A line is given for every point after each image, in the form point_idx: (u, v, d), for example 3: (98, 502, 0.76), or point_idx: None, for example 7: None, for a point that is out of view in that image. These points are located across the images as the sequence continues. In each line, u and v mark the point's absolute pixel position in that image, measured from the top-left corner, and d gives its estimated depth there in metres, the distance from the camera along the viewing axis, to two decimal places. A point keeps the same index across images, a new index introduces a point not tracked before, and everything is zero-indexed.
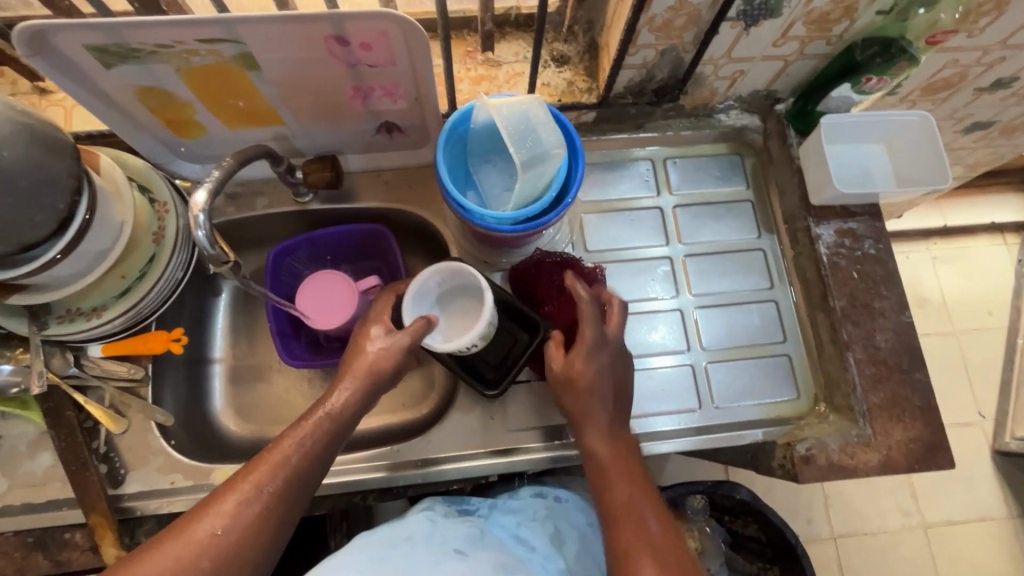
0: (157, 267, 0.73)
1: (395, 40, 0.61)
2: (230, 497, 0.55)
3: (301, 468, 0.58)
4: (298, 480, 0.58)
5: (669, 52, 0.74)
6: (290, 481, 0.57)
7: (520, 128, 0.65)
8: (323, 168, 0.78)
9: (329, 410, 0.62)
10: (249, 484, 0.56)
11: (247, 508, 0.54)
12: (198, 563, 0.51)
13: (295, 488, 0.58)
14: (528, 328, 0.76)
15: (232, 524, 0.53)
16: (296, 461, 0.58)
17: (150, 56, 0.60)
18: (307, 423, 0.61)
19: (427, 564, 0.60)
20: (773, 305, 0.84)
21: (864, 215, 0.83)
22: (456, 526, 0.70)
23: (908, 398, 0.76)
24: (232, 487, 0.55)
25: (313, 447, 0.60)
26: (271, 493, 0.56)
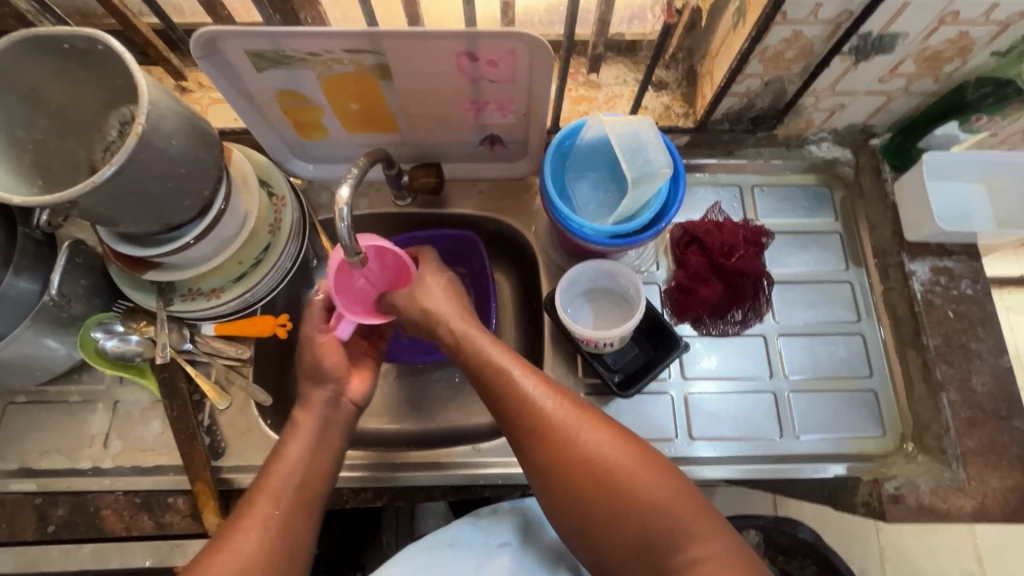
0: (272, 255, 0.78)
1: (522, 58, 0.65)
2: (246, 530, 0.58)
3: (298, 485, 0.62)
4: (302, 497, 0.62)
5: (774, 82, 0.76)
6: (300, 500, 0.62)
7: (631, 146, 0.68)
8: (428, 174, 0.83)
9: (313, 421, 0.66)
10: (262, 511, 0.59)
11: (268, 535, 0.58)
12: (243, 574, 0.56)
13: (310, 495, 0.63)
14: (665, 347, 0.79)
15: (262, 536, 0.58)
16: (302, 461, 0.63)
17: (298, 62, 0.65)
18: (289, 452, 0.64)
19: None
20: (859, 338, 0.83)
21: (961, 255, 0.82)
22: (498, 521, 0.71)
23: (1005, 445, 0.73)
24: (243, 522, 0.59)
25: (302, 463, 0.63)
26: (283, 514, 0.60)
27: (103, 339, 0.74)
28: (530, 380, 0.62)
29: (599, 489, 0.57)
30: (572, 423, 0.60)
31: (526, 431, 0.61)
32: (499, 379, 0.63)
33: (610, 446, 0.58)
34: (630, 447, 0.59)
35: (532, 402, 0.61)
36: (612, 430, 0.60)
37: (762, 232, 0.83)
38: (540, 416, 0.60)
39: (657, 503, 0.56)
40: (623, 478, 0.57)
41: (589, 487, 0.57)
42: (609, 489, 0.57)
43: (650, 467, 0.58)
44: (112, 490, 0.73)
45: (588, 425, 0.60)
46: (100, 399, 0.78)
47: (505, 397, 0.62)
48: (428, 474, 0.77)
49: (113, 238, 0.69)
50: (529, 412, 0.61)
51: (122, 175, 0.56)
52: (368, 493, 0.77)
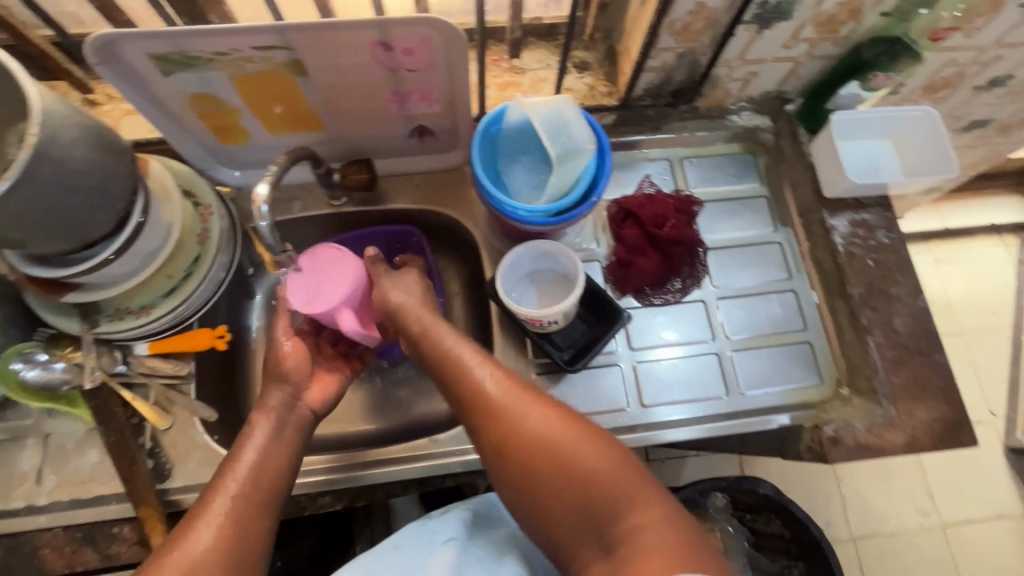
0: (202, 266, 0.76)
1: (436, 44, 0.66)
2: (199, 520, 0.55)
3: (257, 477, 0.60)
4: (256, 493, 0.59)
5: (687, 54, 0.78)
6: (257, 492, 0.59)
7: (553, 123, 0.69)
8: (360, 171, 0.82)
9: (269, 423, 0.64)
10: (220, 499, 0.57)
11: (221, 528, 0.55)
12: None
13: (269, 494, 0.60)
14: (609, 319, 0.82)
15: (216, 538, 0.54)
16: (258, 464, 0.61)
17: (207, 63, 0.64)
18: (250, 441, 0.63)
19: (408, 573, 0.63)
20: (792, 295, 0.87)
21: (876, 207, 0.87)
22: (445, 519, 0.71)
23: (928, 379, 0.78)
24: (198, 512, 0.56)
25: (261, 458, 0.61)
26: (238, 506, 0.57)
27: (26, 371, 0.71)
28: (486, 368, 0.64)
29: (546, 466, 0.58)
30: (521, 405, 0.60)
31: (480, 416, 0.61)
32: (452, 368, 0.64)
33: (556, 428, 0.58)
34: (578, 427, 0.59)
35: (484, 390, 0.62)
36: (561, 412, 0.60)
37: (693, 201, 0.86)
38: (490, 403, 0.61)
39: (599, 476, 0.56)
40: (569, 457, 0.57)
41: (536, 466, 0.58)
42: (556, 468, 0.57)
43: (595, 445, 0.58)
44: (51, 527, 0.70)
45: (536, 408, 0.60)
46: (29, 434, 0.73)
47: (458, 381, 0.63)
48: (381, 471, 0.76)
49: (24, 261, 0.66)
50: (479, 396, 0.62)
51: (21, 192, 0.53)
52: (326, 497, 0.76)
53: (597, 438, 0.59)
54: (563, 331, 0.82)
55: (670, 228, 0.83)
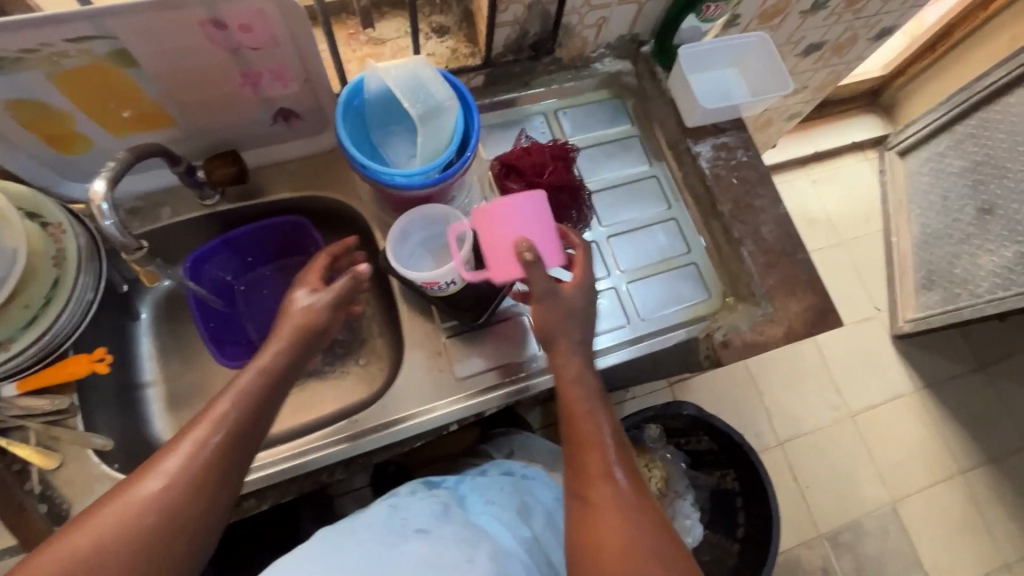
0: (63, 289, 0.70)
1: (274, 18, 0.64)
2: (171, 460, 0.51)
3: (237, 427, 0.56)
4: (234, 446, 0.55)
5: (535, 5, 0.81)
6: (233, 442, 0.55)
7: (411, 85, 0.70)
8: (225, 163, 0.79)
9: (262, 367, 0.60)
10: (191, 436, 0.53)
11: (190, 473, 0.51)
12: (142, 517, 0.48)
13: (248, 446, 0.56)
14: None
15: (180, 476, 0.51)
16: (243, 411, 0.57)
17: (15, 64, 0.58)
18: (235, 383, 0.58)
19: (386, 548, 0.61)
20: (674, 222, 0.93)
21: (733, 130, 0.95)
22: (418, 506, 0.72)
23: (796, 274, 0.87)
24: (170, 453, 0.52)
25: (241, 404, 0.57)
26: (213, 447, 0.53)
27: None
28: (608, 435, 0.64)
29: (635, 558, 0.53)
30: (634, 489, 0.59)
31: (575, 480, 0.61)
32: (582, 430, 0.64)
33: (662, 532, 0.55)
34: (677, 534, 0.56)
35: (601, 451, 0.62)
36: (668, 519, 0.57)
37: (568, 149, 0.89)
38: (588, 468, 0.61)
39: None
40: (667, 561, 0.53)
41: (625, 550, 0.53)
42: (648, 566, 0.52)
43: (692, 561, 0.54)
44: None
45: (638, 501, 0.58)
46: None
47: (577, 439, 0.64)
48: (310, 461, 0.75)
49: None
50: (593, 457, 0.61)
51: None
52: (249, 500, 0.74)
53: (654, 519, 0.56)
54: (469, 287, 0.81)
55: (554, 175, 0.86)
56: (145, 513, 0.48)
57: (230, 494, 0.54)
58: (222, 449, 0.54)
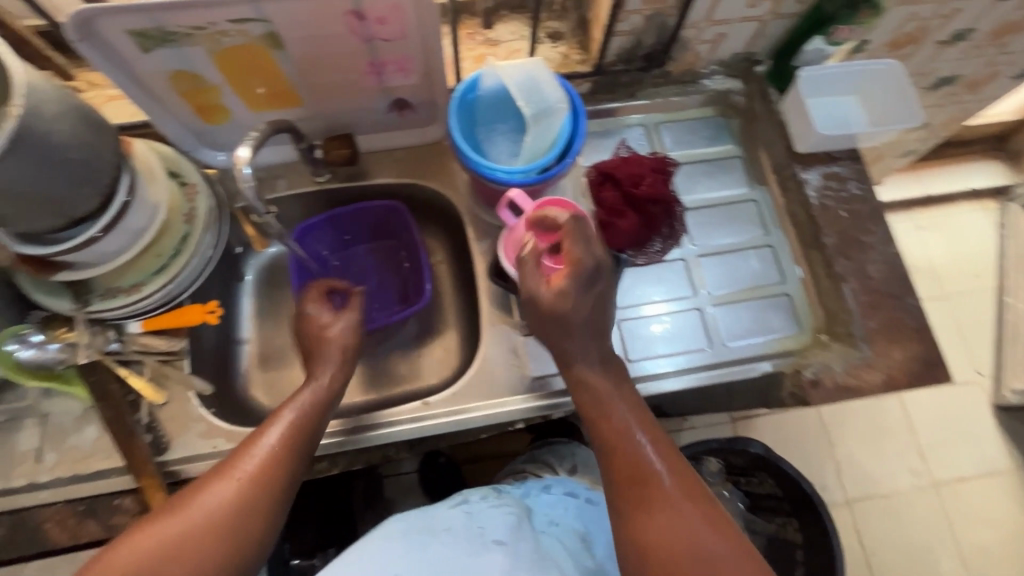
0: (191, 244, 0.77)
1: (408, 13, 0.68)
2: (250, 455, 0.58)
3: (303, 431, 0.62)
4: (299, 445, 0.61)
5: (654, 16, 0.80)
6: (301, 441, 0.62)
7: (527, 85, 0.72)
8: (342, 145, 0.84)
9: (310, 404, 0.65)
10: (250, 461, 0.57)
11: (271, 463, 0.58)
12: (196, 533, 0.51)
13: (291, 481, 0.59)
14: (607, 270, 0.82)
15: (232, 502, 0.54)
16: (288, 448, 0.60)
17: (184, 39, 0.65)
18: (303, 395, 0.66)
19: (464, 557, 0.64)
20: (770, 249, 0.90)
21: (847, 160, 0.89)
22: (494, 513, 0.73)
23: (903, 320, 0.81)
24: (250, 452, 0.58)
25: (309, 413, 0.64)
26: (290, 441, 0.60)
27: (20, 350, 0.71)
28: (649, 441, 0.60)
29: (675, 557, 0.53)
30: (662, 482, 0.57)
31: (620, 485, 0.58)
32: (607, 427, 0.62)
33: (698, 515, 0.55)
34: (715, 518, 0.55)
35: (629, 456, 0.59)
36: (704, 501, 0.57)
37: (668, 162, 0.87)
38: (631, 468, 0.58)
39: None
40: (706, 552, 0.53)
41: (668, 550, 0.53)
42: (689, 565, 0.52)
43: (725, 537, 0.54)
44: (53, 502, 0.70)
45: (681, 504, 0.56)
46: (27, 415, 0.74)
47: (612, 446, 0.60)
48: (378, 435, 0.77)
49: (10, 238, 0.66)
50: (621, 463, 0.59)
51: (7, 163, 0.55)
52: (322, 463, 0.78)
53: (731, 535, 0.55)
54: None
55: (666, 189, 0.84)
56: (202, 531, 0.52)
57: (274, 522, 0.57)
58: (273, 477, 0.57)
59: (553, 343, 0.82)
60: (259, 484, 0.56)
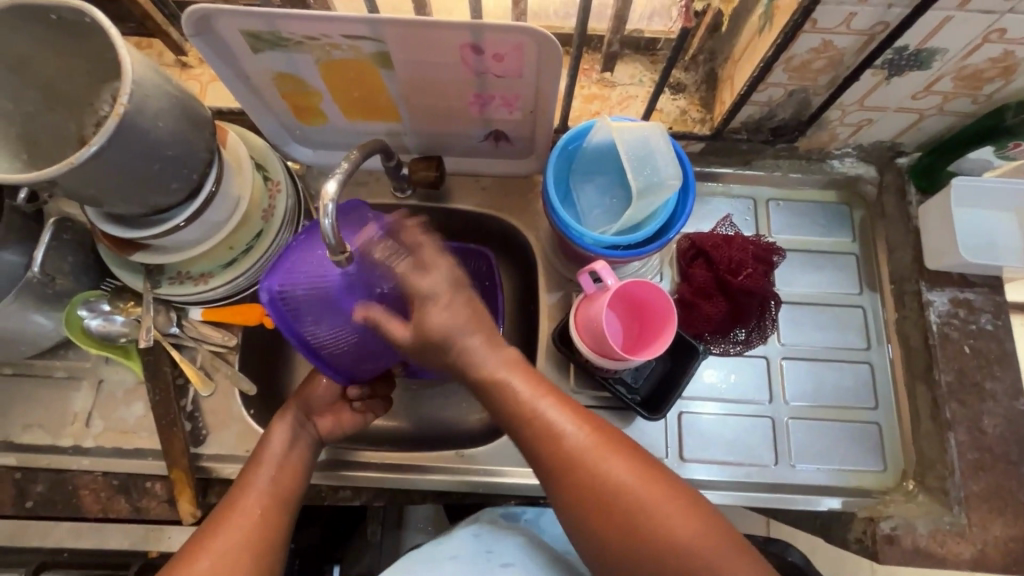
0: (264, 242, 0.76)
1: (528, 54, 0.62)
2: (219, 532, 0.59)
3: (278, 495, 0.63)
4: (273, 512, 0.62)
5: (797, 93, 0.72)
6: (279, 505, 0.63)
7: (639, 153, 0.65)
8: (429, 167, 0.80)
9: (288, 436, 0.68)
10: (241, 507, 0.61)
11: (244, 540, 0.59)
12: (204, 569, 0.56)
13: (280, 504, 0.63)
14: (683, 357, 0.75)
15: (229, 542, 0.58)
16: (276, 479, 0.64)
17: (296, 46, 0.63)
18: (271, 450, 0.66)
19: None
20: (867, 367, 0.79)
21: (983, 287, 0.78)
22: (503, 537, 0.70)
23: (1012, 490, 0.71)
24: (218, 528, 0.59)
25: (278, 476, 0.65)
26: (263, 517, 0.61)
27: (89, 318, 0.74)
28: (591, 438, 0.55)
29: (628, 529, 0.52)
30: (603, 457, 0.54)
31: (572, 492, 0.54)
32: (528, 416, 0.56)
33: (644, 485, 0.53)
34: (652, 473, 0.54)
35: (563, 439, 0.55)
36: (648, 467, 0.54)
37: (773, 250, 0.79)
38: (577, 463, 0.54)
39: (694, 548, 0.51)
40: (660, 518, 0.51)
41: (617, 521, 0.52)
42: (642, 531, 0.51)
43: (675, 497, 0.53)
44: (91, 471, 0.73)
45: (644, 486, 0.53)
46: (85, 376, 0.77)
47: (545, 436, 0.55)
48: (410, 478, 0.75)
49: (100, 217, 0.67)
50: (559, 448, 0.54)
51: (105, 156, 0.54)
52: (347, 491, 0.76)
53: (693, 506, 0.53)
54: (632, 370, 0.75)
55: (763, 282, 0.77)
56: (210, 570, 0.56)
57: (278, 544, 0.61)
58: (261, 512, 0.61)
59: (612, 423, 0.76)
60: (217, 563, 0.56)
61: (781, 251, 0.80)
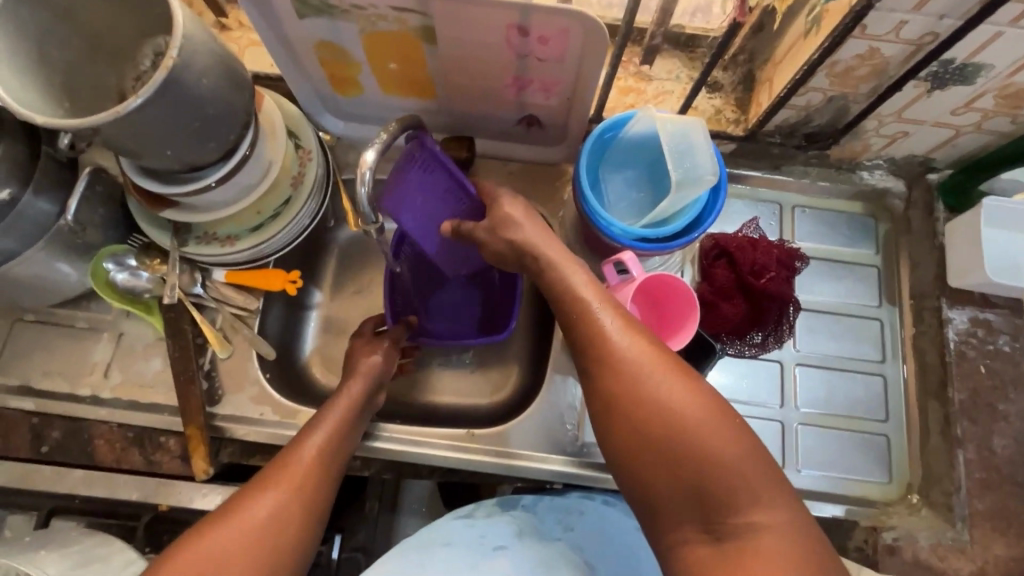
0: (291, 210, 0.76)
1: (574, 39, 0.62)
2: (270, 487, 0.58)
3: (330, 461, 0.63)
4: (326, 478, 0.62)
5: (837, 99, 0.71)
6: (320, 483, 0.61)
7: (678, 147, 0.65)
8: (460, 148, 0.81)
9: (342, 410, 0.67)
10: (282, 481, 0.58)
11: (270, 519, 0.56)
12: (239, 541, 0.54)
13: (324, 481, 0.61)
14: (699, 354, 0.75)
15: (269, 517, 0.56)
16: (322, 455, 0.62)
17: (342, 14, 0.63)
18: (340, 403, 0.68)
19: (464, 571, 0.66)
20: (880, 379, 0.79)
21: (1004, 309, 0.78)
22: (496, 521, 0.72)
23: (1015, 511, 0.72)
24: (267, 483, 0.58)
25: (333, 439, 0.64)
26: (315, 478, 0.60)
27: (114, 272, 0.74)
28: (636, 344, 0.54)
29: (657, 436, 0.51)
30: (645, 361, 0.53)
31: (608, 387, 0.54)
32: (580, 311, 0.56)
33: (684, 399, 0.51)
34: (692, 388, 0.52)
35: (607, 338, 0.54)
36: (696, 384, 0.52)
37: (797, 254, 0.79)
38: (619, 360, 0.53)
39: (718, 461, 0.49)
40: (691, 430, 0.50)
41: (648, 434, 0.51)
42: (669, 443, 0.50)
43: (714, 417, 0.51)
44: (107, 421, 0.75)
45: (679, 397, 0.51)
46: (106, 329, 0.78)
47: (592, 333, 0.55)
48: (419, 452, 0.76)
49: (134, 171, 0.67)
50: (603, 346, 0.54)
51: (148, 108, 0.54)
52: (356, 461, 0.77)
53: (728, 421, 0.51)
54: None
55: (784, 287, 0.77)
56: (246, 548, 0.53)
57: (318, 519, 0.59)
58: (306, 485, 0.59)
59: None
60: (242, 547, 0.54)
61: (804, 257, 0.80)
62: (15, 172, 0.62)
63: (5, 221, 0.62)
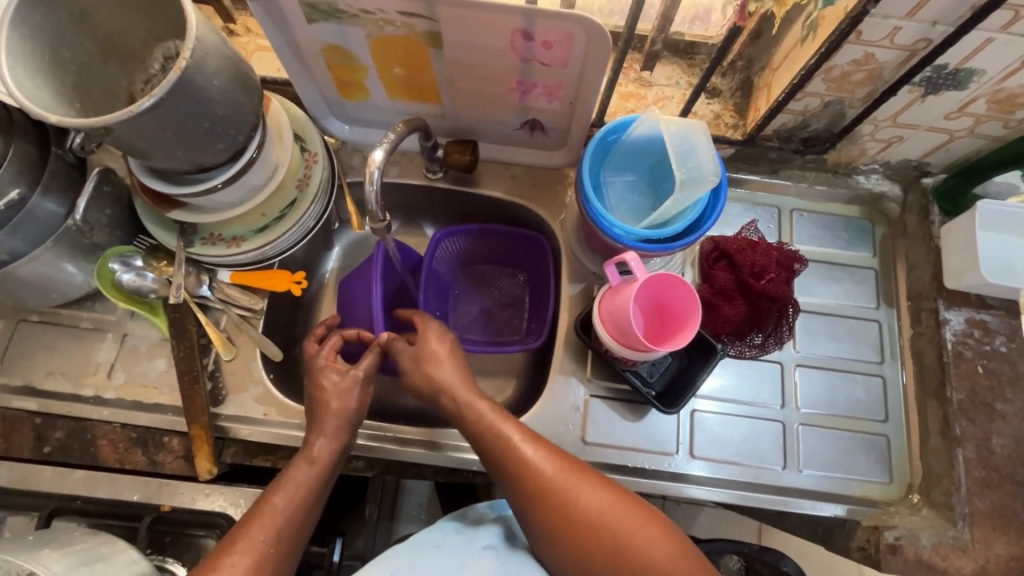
0: (297, 211, 0.77)
1: (578, 43, 0.63)
2: (245, 543, 0.56)
3: (296, 523, 0.60)
4: (294, 532, 0.59)
5: (834, 104, 0.73)
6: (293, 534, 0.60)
7: (681, 148, 0.66)
8: (463, 151, 0.80)
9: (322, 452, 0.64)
10: (260, 530, 0.57)
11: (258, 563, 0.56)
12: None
13: (296, 533, 0.60)
14: (700, 354, 0.75)
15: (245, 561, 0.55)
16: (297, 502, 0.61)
17: (350, 18, 0.64)
18: (309, 455, 0.64)
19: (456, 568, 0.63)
20: (879, 381, 0.80)
21: (1000, 310, 0.79)
22: (487, 528, 0.70)
23: (1015, 510, 0.72)
24: (241, 537, 0.57)
25: (304, 497, 0.61)
26: (285, 525, 0.59)
27: (121, 272, 0.75)
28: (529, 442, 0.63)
29: (575, 530, 0.58)
30: (571, 483, 0.60)
31: (517, 485, 0.61)
32: (506, 452, 0.62)
33: (599, 501, 0.59)
34: (580, 474, 0.61)
35: (537, 471, 0.60)
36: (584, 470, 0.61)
37: (797, 258, 0.80)
38: (520, 461, 0.62)
39: (611, 523, 0.58)
40: (584, 504, 0.59)
41: (555, 515, 0.59)
42: (580, 532, 0.58)
43: (613, 497, 0.59)
44: (110, 421, 0.75)
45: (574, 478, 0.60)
46: (110, 329, 0.78)
47: (502, 451, 0.62)
48: (421, 451, 0.76)
49: (142, 171, 0.68)
50: (531, 481, 0.60)
51: (159, 109, 0.55)
52: (359, 461, 0.77)
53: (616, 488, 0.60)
54: (648, 365, 0.76)
55: (784, 287, 0.78)
56: None
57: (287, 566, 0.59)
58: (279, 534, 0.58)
59: (627, 415, 0.77)
60: None
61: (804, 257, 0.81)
62: (25, 172, 0.63)
63: (13, 221, 0.63)
